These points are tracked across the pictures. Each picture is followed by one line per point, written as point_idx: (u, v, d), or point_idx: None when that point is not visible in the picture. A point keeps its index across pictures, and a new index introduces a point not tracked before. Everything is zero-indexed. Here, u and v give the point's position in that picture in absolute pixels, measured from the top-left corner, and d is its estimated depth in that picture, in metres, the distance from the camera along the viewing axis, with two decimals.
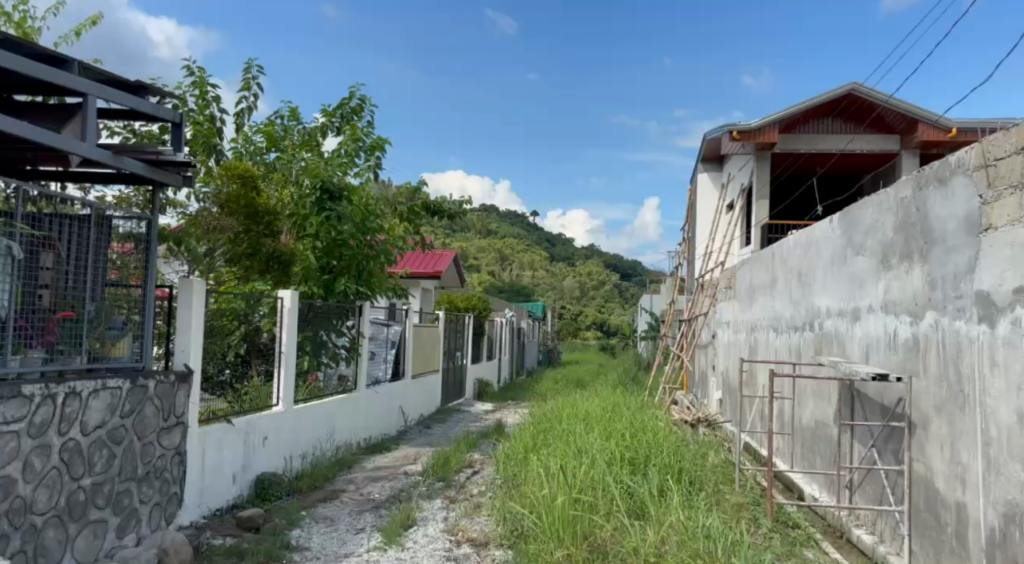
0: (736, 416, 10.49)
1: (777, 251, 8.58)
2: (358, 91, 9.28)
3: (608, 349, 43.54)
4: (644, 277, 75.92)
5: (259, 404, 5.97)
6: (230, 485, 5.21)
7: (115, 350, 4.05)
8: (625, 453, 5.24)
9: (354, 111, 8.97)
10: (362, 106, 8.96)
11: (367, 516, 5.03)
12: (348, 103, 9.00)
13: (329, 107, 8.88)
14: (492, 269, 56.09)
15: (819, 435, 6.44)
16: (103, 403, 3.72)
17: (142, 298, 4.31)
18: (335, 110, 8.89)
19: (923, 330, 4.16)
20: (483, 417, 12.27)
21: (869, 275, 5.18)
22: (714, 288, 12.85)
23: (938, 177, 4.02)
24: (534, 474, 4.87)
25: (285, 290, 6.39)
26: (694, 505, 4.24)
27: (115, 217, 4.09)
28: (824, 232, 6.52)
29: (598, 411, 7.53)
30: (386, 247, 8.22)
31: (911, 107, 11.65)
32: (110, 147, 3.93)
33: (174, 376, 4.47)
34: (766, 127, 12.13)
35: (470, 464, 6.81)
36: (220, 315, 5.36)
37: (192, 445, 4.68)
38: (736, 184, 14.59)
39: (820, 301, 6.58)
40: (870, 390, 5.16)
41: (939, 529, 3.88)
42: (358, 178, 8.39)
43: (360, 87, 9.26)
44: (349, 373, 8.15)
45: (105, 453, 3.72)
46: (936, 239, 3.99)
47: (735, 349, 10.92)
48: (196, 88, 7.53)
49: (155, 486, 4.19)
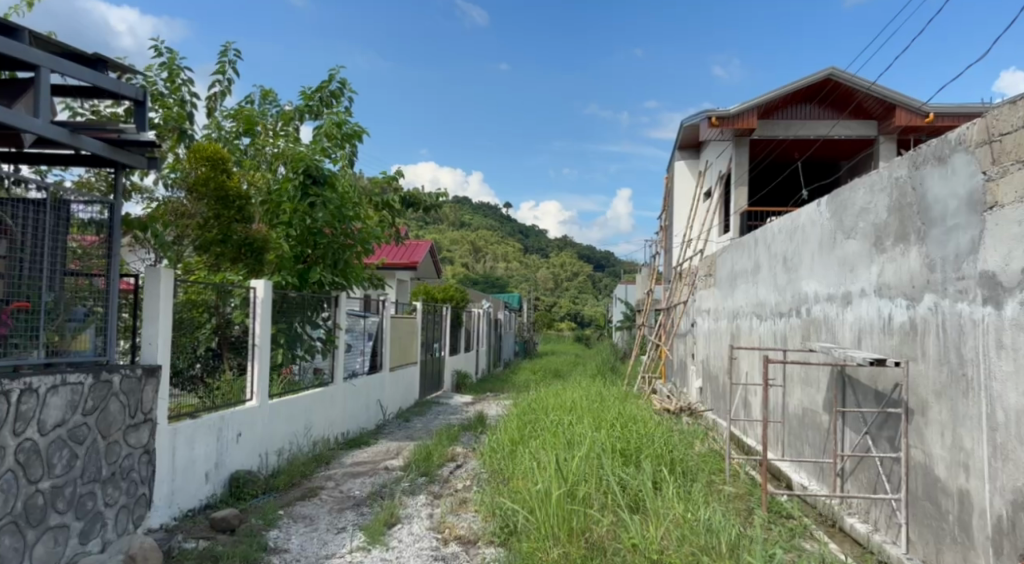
0: (717, 405, 10.57)
1: (761, 237, 8.63)
2: (337, 73, 8.97)
3: (584, 340, 43.67)
4: (618, 268, 76.34)
5: (230, 398, 5.68)
6: (203, 484, 4.96)
7: (77, 343, 3.77)
8: (617, 444, 5.13)
9: (332, 94, 8.69)
10: (342, 90, 8.67)
11: (349, 514, 4.83)
12: (327, 85, 8.70)
13: (308, 89, 8.58)
14: (466, 261, 55.80)
15: (807, 423, 6.63)
16: (63, 400, 3.45)
17: (104, 289, 4.02)
18: (314, 92, 8.59)
19: (922, 312, 4.55)
20: (462, 409, 12.12)
21: (861, 259, 5.64)
22: (694, 277, 12.89)
23: (937, 155, 4.41)
24: (524, 468, 4.75)
25: (257, 280, 6.10)
26: (690, 497, 4.19)
27: (74, 203, 3.82)
28: (811, 216, 6.88)
29: (585, 400, 7.46)
30: (364, 237, 7.92)
31: (891, 92, 11.76)
32: (67, 126, 3.64)
33: (141, 370, 4.20)
34: (745, 113, 12.16)
35: (453, 457, 6.67)
36: (189, 307, 5.09)
37: (161, 442, 4.42)
38: (715, 172, 14.64)
39: (807, 286, 6.92)
40: (862, 376, 5.49)
41: (939, 517, 4.19)
42: (336, 165, 8.10)
43: (340, 69, 8.94)
44: (324, 366, 7.90)
45: (66, 454, 3.46)
46: (935, 219, 4.38)
47: (715, 337, 10.96)
48: (165, 70, 7.14)
49: (121, 487, 3.93)
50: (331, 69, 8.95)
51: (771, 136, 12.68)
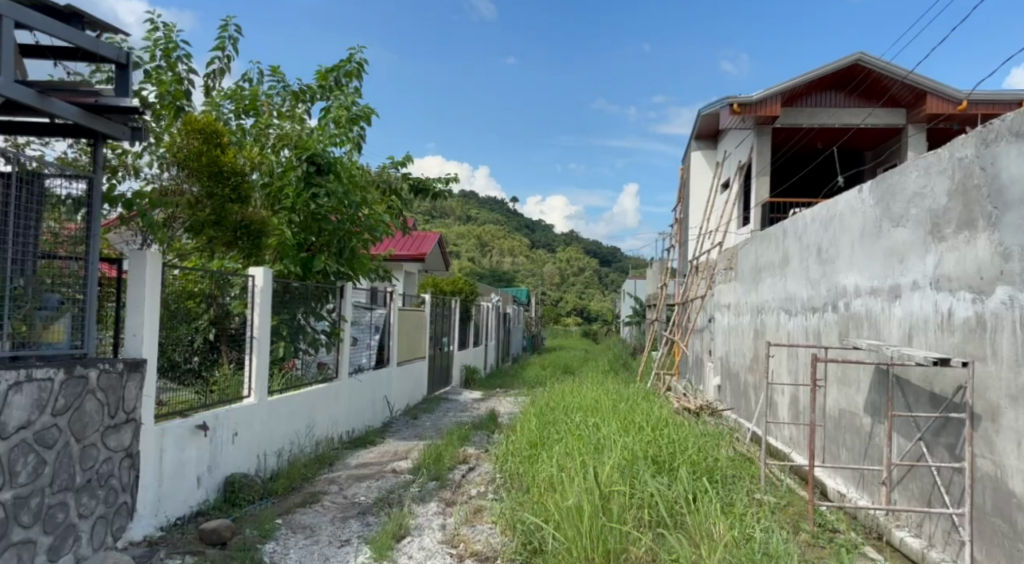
0: (738, 404, 10.15)
1: (790, 227, 8.16)
2: (356, 54, 8.52)
3: (591, 335, 43.10)
4: (627, 264, 75.65)
5: (228, 395, 5.26)
6: (194, 488, 4.54)
7: (50, 334, 3.33)
8: (648, 450, 4.70)
9: (347, 73, 8.22)
10: (359, 69, 8.20)
11: (353, 525, 4.40)
12: (343, 64, 8.23)
13: (323, 67, 8.13)
14: (473, 255, 55.36)
15: (844, 424, 6.34)
16: (28, 398, 2.96)
17: (83, 274, 3.58)
18: (328, 71, 8.14)
19: (992, 308, 4.12)
20: (472, 406, 11.68)
21: (912, 249, 5.17)
22: (711, 271, 12.39)
23: (1014, 130, 3.91)
24: (547, 475, 4.32)
25: (257, 267, 5.68)
26: (735, 515, 3.80)
27: (48, 175, 3.39)
28: (851, 203, 6.43)
29: (607, 399, 7.01)
30: (372, 224, 7.50)
31: (924, 80, 11.27)
32: (35, 87, 3.01)
33: (123, 365, 3.76)
34: (769, 100, 11.64)
35: (465, 459, 6.23)
36: (184, 297, 4.66)
37: (147, 445, 3.99)
38: (734, 162, 14.12)
39: (846, 279, 6.46)
40: (916, 377, 5.11)
41: (1015, 537, 3.79)
42: (344, 149, 7.66)
43: (361, 49, 8.48)
44: (329, 360, 7.49)
45: (31, 460, 2.99)
46: (1012, 203, 3.91)
47: (736, 333, 10.49)
48: (163, 44, 6.60)
49: (98, 496, 3.49)
50: (350, 48, 8.48)
51: (794, 124, 12.16)
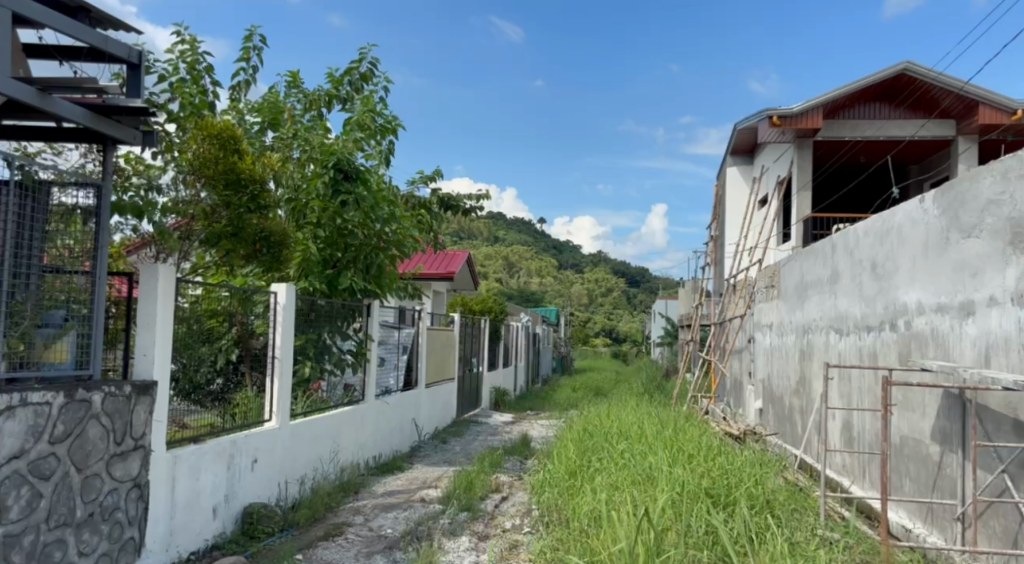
0: (783, 430, 9.57)
1: (840, 241, 7.69)
2: (369, 54, 8.39)
3: (621, 357, 42.20)
4: (655, 284, 74.67)
5: (249, 419, 5.00)
6: (209, 520, 4.25)
7: (53, 354, 3.10)
8: (703, 483, 4.29)
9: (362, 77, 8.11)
10: (372, 69, 8.08)
11: (378, 561, 4.06)
12: (356, 67, 8.11)
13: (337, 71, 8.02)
14: (501, 276, 55.07)
15: (908, 453, 5.82)
16: (22, 425, 2.71)
17: (89, 290, 3.35)
18: (342, 75, 8.04)
19: None
20: (502, 430, 11.26)
21: (988, 261, 4.70)
22: (750, 289, 11.85)
23: None
24: (589, 511, 3.96)
25: (280, 284, 5.46)
26: (805, 557, 3.36)
27: (54, 186, 3.16)
28: (911, 213, 5.97)
29: (646, 424, 6.57)
30: (399, 239, 7.27)
31: (979, 90, 10.70)
32: (36, 85, 2.80)
33: (130, 389, 3.50)
34: (809, 112, 11.19)
35: (498, 488, 5.86)
36: (206, 317, 4.45)
37: (158, 471, 3.72)
38: (772, 176, 13.63)
39: (906, 296, 5.99)
40: (997, 403, 4.59)
41: None
42: (370, 161, 7.46)
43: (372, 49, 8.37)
44: (355, 382, 7.22)
45: (25, 493, 2.74)
46: None
47: (780, 354, 9.94)
48: (187, 57, 6.51)
49: (101, 531, 3.23)
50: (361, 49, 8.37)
51: (836, 137, 11.68)
